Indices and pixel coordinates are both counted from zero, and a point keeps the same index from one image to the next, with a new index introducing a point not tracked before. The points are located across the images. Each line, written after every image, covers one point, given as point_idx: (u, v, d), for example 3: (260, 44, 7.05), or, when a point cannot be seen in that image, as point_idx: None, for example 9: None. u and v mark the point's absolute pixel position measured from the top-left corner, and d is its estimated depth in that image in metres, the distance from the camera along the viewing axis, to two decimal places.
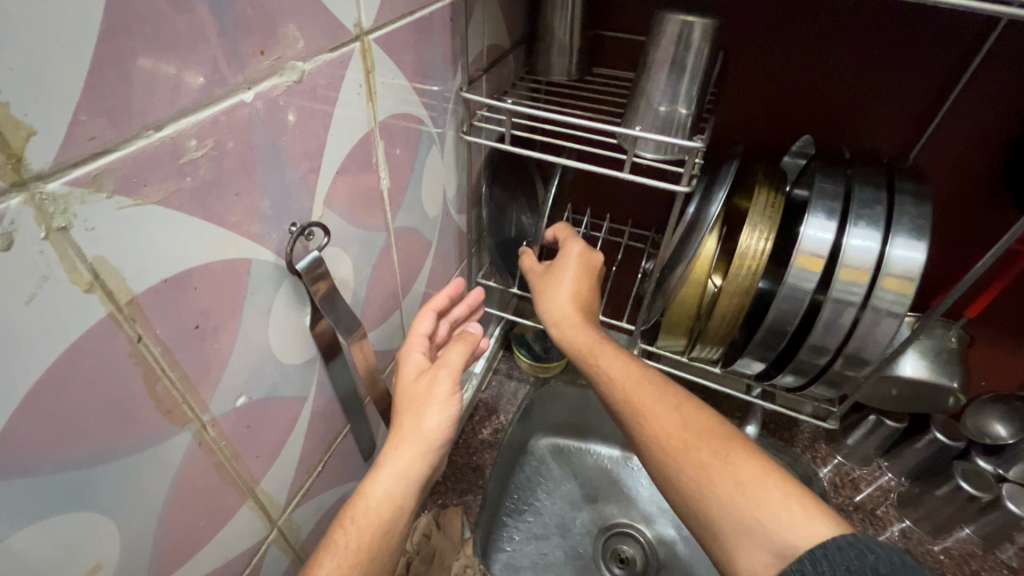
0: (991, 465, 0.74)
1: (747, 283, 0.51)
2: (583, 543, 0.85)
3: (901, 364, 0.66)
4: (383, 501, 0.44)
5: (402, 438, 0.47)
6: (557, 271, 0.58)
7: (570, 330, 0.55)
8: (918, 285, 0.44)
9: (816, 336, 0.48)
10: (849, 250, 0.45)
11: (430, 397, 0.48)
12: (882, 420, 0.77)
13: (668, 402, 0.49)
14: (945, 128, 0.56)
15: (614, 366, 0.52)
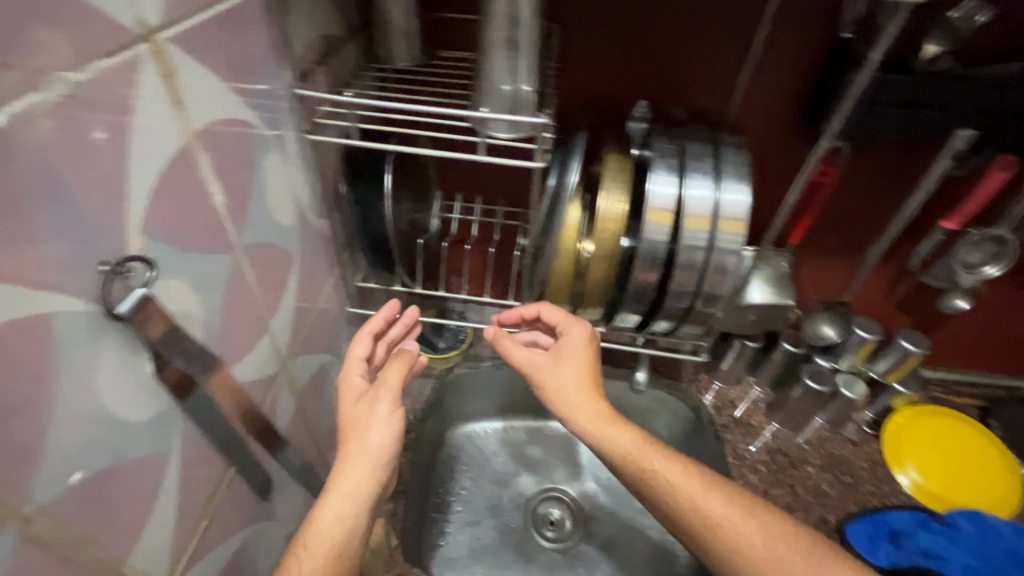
0: (827, 361, 0.87)
1: (612, 244, 0.55)
2: (514, 517, 0.88)
3: (750, 293, 0.75)
4: (332, 524, 0.47)
5: (346, 465, 0.50)
6: (572, 360, 0.57)
7: (611, 435, 0.54)
8: (747, 224, 0.50)
9: (673, 282, 0.53)
10: (689, 201, 0.50)
11: (371, 417, 0.52)
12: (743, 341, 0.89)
13: (732, 503, 0.51)
14: (751, 85, 0.64)
15: (641, 448, 0.53)
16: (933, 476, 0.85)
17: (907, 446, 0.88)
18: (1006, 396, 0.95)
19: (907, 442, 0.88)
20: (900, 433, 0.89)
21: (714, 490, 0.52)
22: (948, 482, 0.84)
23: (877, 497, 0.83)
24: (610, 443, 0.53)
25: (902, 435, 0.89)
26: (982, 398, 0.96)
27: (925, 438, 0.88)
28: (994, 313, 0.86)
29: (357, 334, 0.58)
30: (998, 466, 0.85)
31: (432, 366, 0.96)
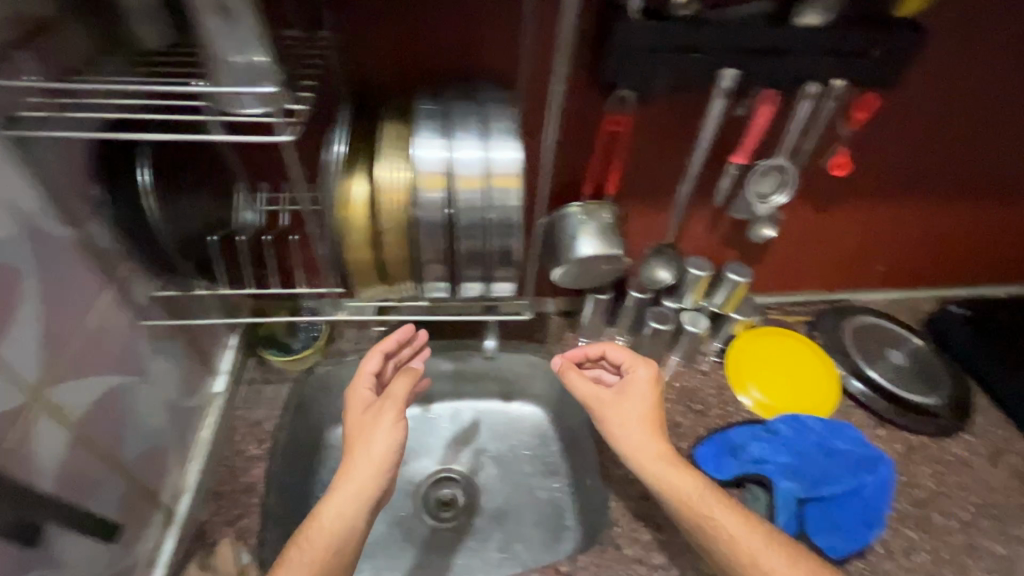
0: (673, 302, 0.94)
1: (401, 215, 0.53)
2: (403, 507, 0.87)
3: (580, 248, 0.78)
4: (335, 516, 0.61)
5: (350, 470, 0.64)
6: (627, 398, 0.72)
7: (665, 472, 0.66)
8: (520, 180, 0.50)
9: (460, 244, 0.53)
10: (458, 163, 0.50)
11: (378, 426, 0.66)
12: (594, 297, 0.96)
13: (701, 498, 0.64)
14: (538, 43, 0.63)
15: (665, 467, 0.66)
16: (765, 391, 0.94)
17: (744, 367, 0.97)
18: (825, 309, 1.08)
19: (743, 364, 0.97)
20: (737, 358, 0.98)
21: (697, 491, 0.65)
22: (778, 393, 0.94)
23: (724, 420, 0.91)
24: (657, 469, 0.67)
25: (739, 359, 0.98)
26: (807, 313, 1.08)
27: (759, 358, 0.98)
28: (801, 236, 0.96)
29: (369, 353, 0.75)
30: (818, 368, 0.96)
31: (289, 369, 0.91)
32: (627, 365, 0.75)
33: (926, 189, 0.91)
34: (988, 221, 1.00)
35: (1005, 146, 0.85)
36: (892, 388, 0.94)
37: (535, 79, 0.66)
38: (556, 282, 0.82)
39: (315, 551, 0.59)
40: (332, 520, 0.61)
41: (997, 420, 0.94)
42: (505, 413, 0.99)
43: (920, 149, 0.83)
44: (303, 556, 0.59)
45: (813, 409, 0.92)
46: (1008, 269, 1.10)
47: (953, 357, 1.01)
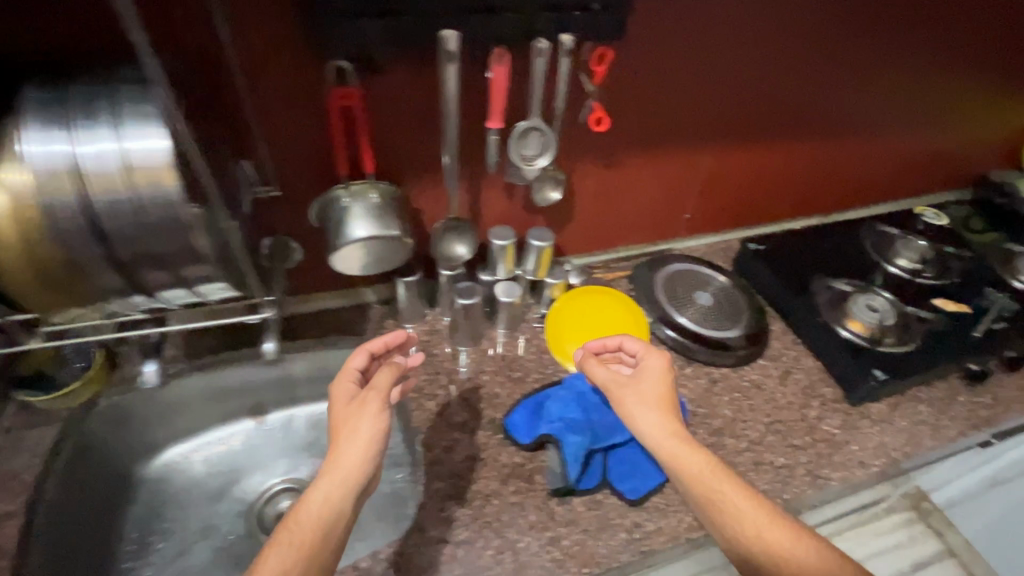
0: (488, 275, 0.97)
1: (33, 216, 0.53)
2: (233, 529, 0.92)
3: (354, 231, 0.75)
4: (320, 503, 0.63)
5: (335, 460, 0.66)
6: (641, 383, 0.75)
7: (674, 451, 0.69)
8: (167, 169, 0.54)
9: (126, 231, 0.55)
10: (84, 160, 0.52)
11: (362, 415, 0.69)
12: (402, 281, 0.93)
13: (704, 468, 0.67)
14: (240, 10, 0.60)
15: (672, 441, 0.70)
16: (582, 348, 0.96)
17: (561, 329, 0.99)
18: (641, 262, 1.12)
19: (561, 326, 0.99)
20: (557, 321, 1.00)
21: (687, 460, 0.68)
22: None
23: (541, 384, 0.92)
24: (668, 446, 0.69)
25: (559, 323, 1.00)
26: (628, 268, 1.13)
27: (576, 318, 1.00)
28: (598, 194, 0.99)
29: (360, 349, 0.79)
30: (629, 319, 0.99)
31: (55, 408, 0.86)
32: (641, 357, 0.79)
33: (697, 136, 0.97)
34: (765, 162, 1.08)
35: (751, 89, 0.92)
36: (696, 328, 0.99)
37: (254, 50, 0.63)
38: (334, 268, 0.79)
39: (302, 534, 0.61)
40: (317, 505, 0.63)
41: (789, 343, 1.03)
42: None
43: (675, 99, 0.88)
44: (292, 539, 0.60)
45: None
46: (796, 204, 1.22)
47: (754, 290, 1.09)
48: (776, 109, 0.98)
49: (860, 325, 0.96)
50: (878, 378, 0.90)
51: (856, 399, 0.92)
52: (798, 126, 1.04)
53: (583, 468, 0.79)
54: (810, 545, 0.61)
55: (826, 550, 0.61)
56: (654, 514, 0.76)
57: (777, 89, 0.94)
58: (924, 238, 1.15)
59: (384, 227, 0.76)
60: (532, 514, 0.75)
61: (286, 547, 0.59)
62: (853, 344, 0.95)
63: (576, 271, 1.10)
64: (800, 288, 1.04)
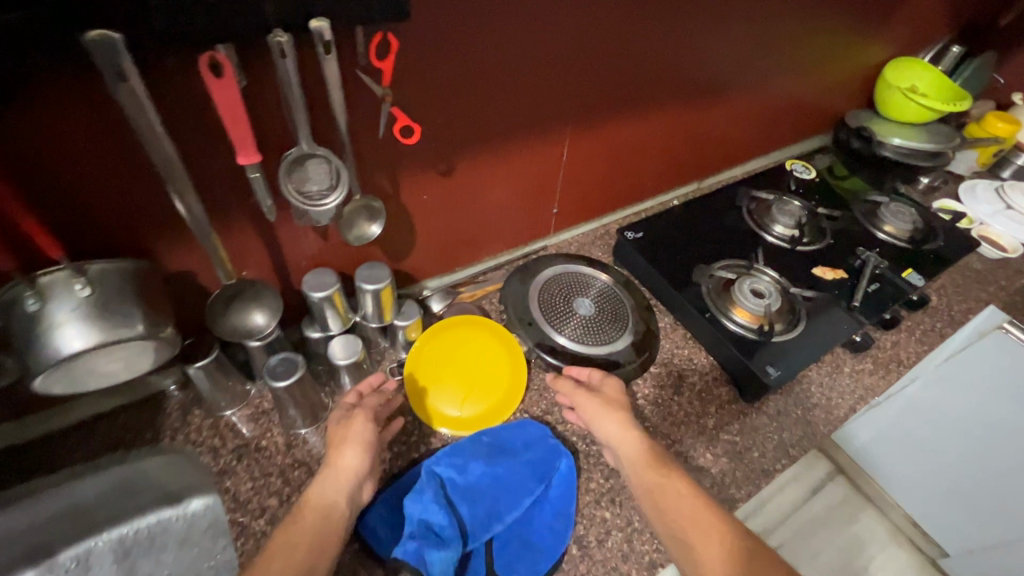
0: (318, 330, 0.76)
1: None
2: None
3: (64, 345, 0.50)
4: (325, 494, 0.61)
5: (332, 469, 0.63)
6: (601, 397, 0.75)
7: (632, 444, 0.69)
8: None
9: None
10: None
11: (353, 433, 0.66)
12: (192, 367, 0.68)
13: (652, 461, 0.67)
14: None
15: (633, 442, 0.69)
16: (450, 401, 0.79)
17: (423, 378, 0.80)
18: (512, 271, 0.96)
19: (423, 374, 0.80)
20: (417, 368, 0.81)
21: (643, 460, 0.67)
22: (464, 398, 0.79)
23: (405, 457, 0.74)
24: (628, 445, 0.70)
25: (420, 370, 0.81)
26: (498, 280, 0.97)
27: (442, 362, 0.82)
28: (441, 207, 0.81)
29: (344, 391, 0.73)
30: (504, 356, 0.84)
31: None
32: (599, 384, 0.77)
33: (546, 122, 0.81)
34: (629, 139, 0.96)
35: (597, 60, 0.77)
36: (579, 349, 0.86)
37: None
38: (43, 393, 0.53)
39: (305, 527, 0.57)
40: (315, 502, 0.59)
41: (678, 340, 0.94)
42: (164, 530, 0.65)
43: (508, 83, 0.71)
44: (292, 535, 0.55)
45: (501, 407, 0.79)
46: (669, 176, 1.13)
47: (637, 285, 0.98)
48: (630, 80, 0.85)
49: (746, 314, 0.88)
50: (772, 374, 0.82)
51: (751, 398, 0.85)
52: (657, 94, 0.91)
53: (459, 566, 0.63)
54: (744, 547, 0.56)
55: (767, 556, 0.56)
56: None
57: (627, 57, 0.80)
58: (797, 198, 1.10)
59: (108, 333, 0.52)
60: None
61: (291, 535, 0.55)
62: (742, 337, 0.86)
63: (438, 295, 0.92)
64: (683, 278, 0.94)
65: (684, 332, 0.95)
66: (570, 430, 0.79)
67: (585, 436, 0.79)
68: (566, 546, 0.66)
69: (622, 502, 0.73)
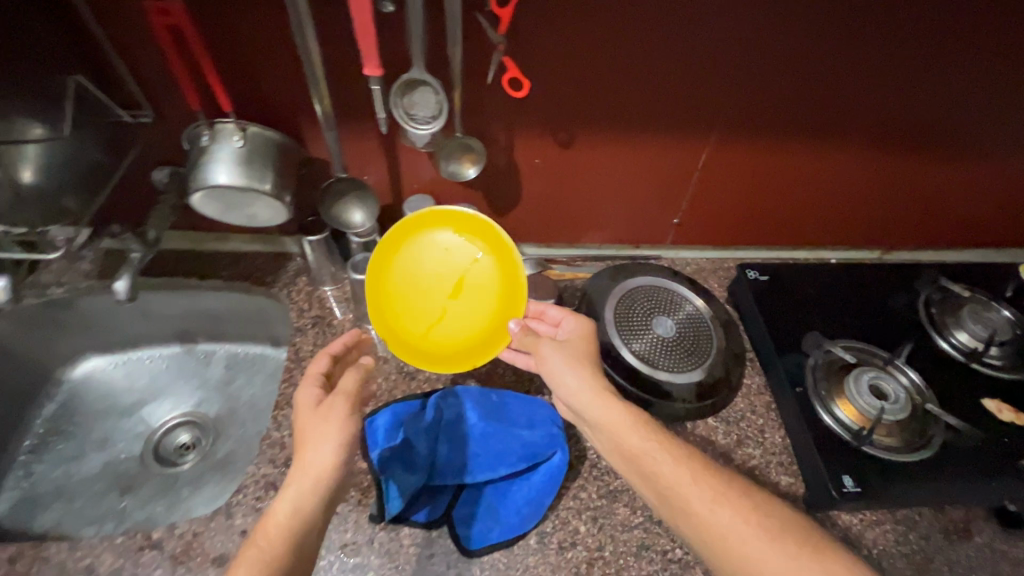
0: None
1: None
2: (131, 446, 0.96)
3: (220, 176, 0.65)
4: (295, 506, 0.56)
5: (297, 471, 0.57)
6: (566, 348, 0.70)
7: (604, 409, 0.64)
8: None
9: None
10: None
11: (327, 424, 0.59)
12: (308, 240, 0.80)
13: (631, 418, 0.64)
14: None
15: (606, 404, 0.64)
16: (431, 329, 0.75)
17: (390, 309, 0.74)
18: (609, 265, 0.93)
19: (389, 304, 0.75)
20: (378, 300, 0.75)
21: (622, 425, 0.63)
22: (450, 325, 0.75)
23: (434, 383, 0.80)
24: (601, 410, 0.65)
25: (379, 302, 0.74)
26: (592, 268, 0.94)
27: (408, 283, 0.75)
28: (552, 176, 0.81)
29: (305, 382, 0.64)
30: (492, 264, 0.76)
31: None
32: (565, 333, 0.72)
33: (686, 123, 0.75)
34: (790, 168, 0.83)
35: (766, 69, 0.68)
36: (639, 366, 0.79)
37: None
38: (193, 206, 0.68)
39: (271, 550, 0.52)
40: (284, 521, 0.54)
41: (758, 405, 0.81)
42: (261, 361, 1.04)
43: (650, 70, 0.67)
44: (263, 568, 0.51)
45: (496, 335, 0.74)
46: (837, 228, 0.95)
47: (738, 330, 0.87)
48: (813, 97, 0.72)
49: (853, 412, 0.71)
50: (846, 487, 0.66)
51: (813, 503, 0.71)
52: (847, 125, 0.77)
53: (425, 497, 0.68)
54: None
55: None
56: (486, 571, 0.64)
57: (814, 69, 0.69)
58: (1010, 308, 0.83)
59: (248, 181, 0.66)
60: (350, 532, 0.66)
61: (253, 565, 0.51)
62: (832, 433, 0.71)
63: (530, 261, 0.92)
64: (788, 340, 0.80)
65: (770, 400, 0.81)
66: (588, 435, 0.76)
67: None
68: (528, 531, 0.67)
69: (603, 526, 0.68)
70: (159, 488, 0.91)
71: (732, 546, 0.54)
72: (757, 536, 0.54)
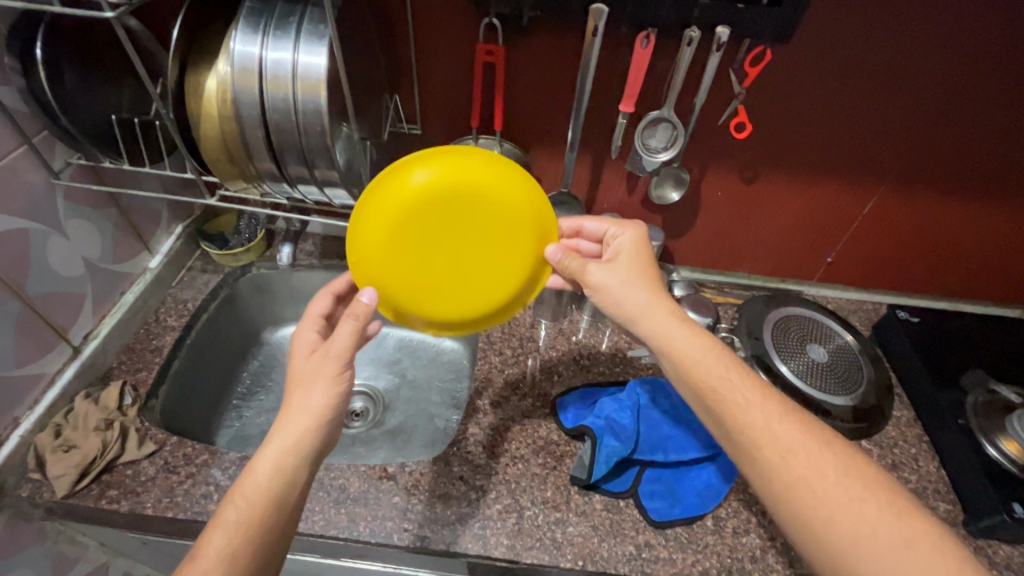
0: None
1: (202, 103, 0.60)
2: None
3: None
4: (273, 465, 0.55)
5: (279, 427, 0.56)
6: (617, 265, 0.70)
7: (662, 330, 0.66)
8: (322, 86, 0.55)
9: (256, 122, 0.57)
10: (266, 65, 0.54)
11: (316, 377, 0.58)
12: None
13: (694, 343, 0.65)
14: None
15: (670, 327, 0.66)
16: (437, 285, 0.70)
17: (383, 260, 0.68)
18: (760, 294, 1.02)
19: (380, 254, 0.67)
20: (368, 246, 0.67)
21: (686, 351, 0.64)
22: (469, 265, 0.70)
23: (607, 376, 0.90)
24: (663, 333, 0.66)
25: (370, 257, 0.67)
26: (742, 295, 1.04)
27: (401, 233, 0.67)
28: (728, 208, 0.93)
29: (299, 327, 0.66)
30: (500, 215, 0.69)
31: (224, 264, 1.03)
32: (615, 245, 0.73)
33: (861, 172, 0.85)
34: (947, 222, 0.91)
35: (945, 133, 0.78)
36: (799, 384, 0.87)
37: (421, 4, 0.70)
38: None
39: (252, 508, 0.52)
40: (263, 480, 0.54)
41: (909, 435, 0.86)
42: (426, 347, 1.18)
43: (842, 125, 0.79)
44: (239, 512, 0.52)
45: (523, 289, 0.74)
46: (982, 283, 1.01)
47: (886, 365, 0.93)
48: (985, 157, 0.81)
49: (1019, 448, 0.76)
50: (1017, 513, 0.71)
51: (980, 529, 0.74)
52: (1014, 188, 0.84)
53: (614, 471, 0.78)
54: (914, 526, 0.52)
55: (926, 532, 0.51)
56: (670, 542, 0.72)
57: (993, 135, 0.78)
58: None
59: None
60: (549, 491, 0.76)
61: (234, 524, 0.52)
62: (996, 465, 0.76)
63: (684, 283, 1.02)
64: (943, 377, 0.86)
65: (921, 433, 0.86)
66: None
67: None
68: (705, 513, 0.75)
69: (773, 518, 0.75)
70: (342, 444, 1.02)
71: (807, 487, 0.55)
72: (822, 474, 0.55)
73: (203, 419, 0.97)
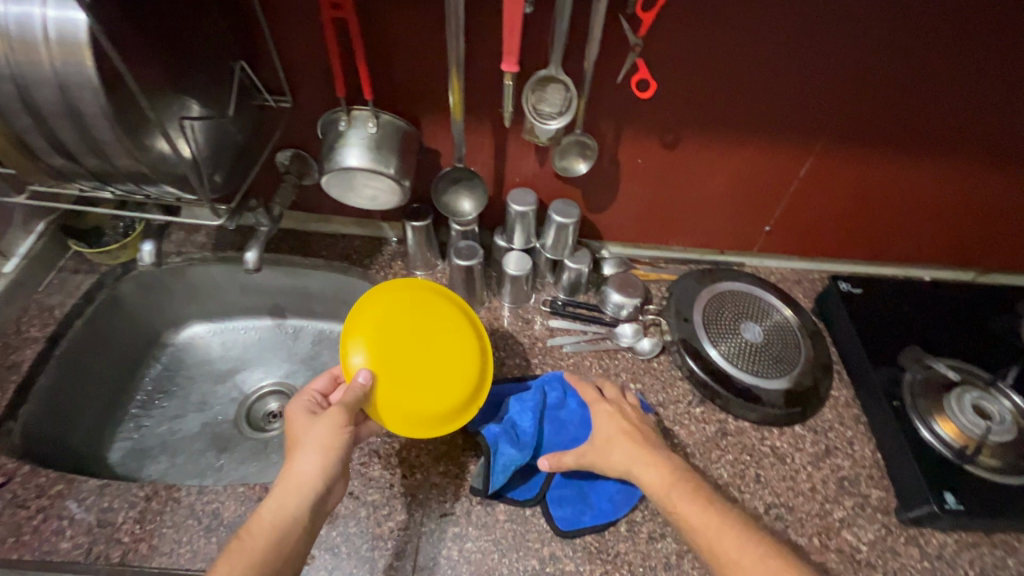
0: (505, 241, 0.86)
1: None
2: (224, 410, 0.98)
3: (347, 157, 0.68)
4: (277, 508, 0.54)
5: (287, 478, 0.55)
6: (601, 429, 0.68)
7: (654, 484, 0.62)
8: (85, 49, 0.44)
9: (16, 101, 0.47)
10: (8, 23, 0.44)
11: (315, 435, 0.58)
12: (411, 225, 0.85)
13: (684, 490, 0.61)
14: None
15: (661, 479, 0.62)
16: (398, 386, 0.66)
17: (360, 351, 0.67)
18: (694, 269, 0.94)
19: (360, 345, 0.67)
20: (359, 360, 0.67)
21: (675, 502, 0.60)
22: (443, 373, 0.70)
23: (523, 369, 0.82)
24: (653, 482, 0.62)
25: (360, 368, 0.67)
26: (676, 271, 0.95)
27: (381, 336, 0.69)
28: (651, 178, 0.83)
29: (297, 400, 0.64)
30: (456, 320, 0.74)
31: (100, 262, 0.92)
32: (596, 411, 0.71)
33: (793, 133, 0.76)
34: (891, 184, 0.83)
35: (880, 83, 0.69)
36: (729, 370, 0.80)
37: None
38: (325, 187, 0.71)
39: (251, 549, 0.51)
40: (268, 521, 0.52)
41: (847, 417, 0.80)
42: None
43: (765, 78, 0.69)
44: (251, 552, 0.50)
45: (465, 408, 0.70)
46: (932, 249, 0.93)
47: (826, 340, 0.86)
48: (928, 111, 0.72)
49: (954, 430, 0.71)
50: (949, 503, 0.66)
51: (907, 518, 0.70)
52: (958, 145, 0.76)
53: (520, 477, 0.71)
54: None
55: None
56: (579, 553, 0.66)
57: (935, 84, 0.69)
58: None
59: (373, 165, 0.68)
60: (448, 502, 0.69)
61: (236, 558, 0.50)
62: (931, 450, 0.71)
63: (613, 261, 0.94)
64: (883, 355, 0.80)
65: (859, 414, 0.80)
66: (677, 432, 0.78)
67: (687, 445, 0.76)
68: (618, 518, 0.69)
69: None
70: (252, 452, 0.93)
71: None
72: None
73: (92, 434, 0.88)
